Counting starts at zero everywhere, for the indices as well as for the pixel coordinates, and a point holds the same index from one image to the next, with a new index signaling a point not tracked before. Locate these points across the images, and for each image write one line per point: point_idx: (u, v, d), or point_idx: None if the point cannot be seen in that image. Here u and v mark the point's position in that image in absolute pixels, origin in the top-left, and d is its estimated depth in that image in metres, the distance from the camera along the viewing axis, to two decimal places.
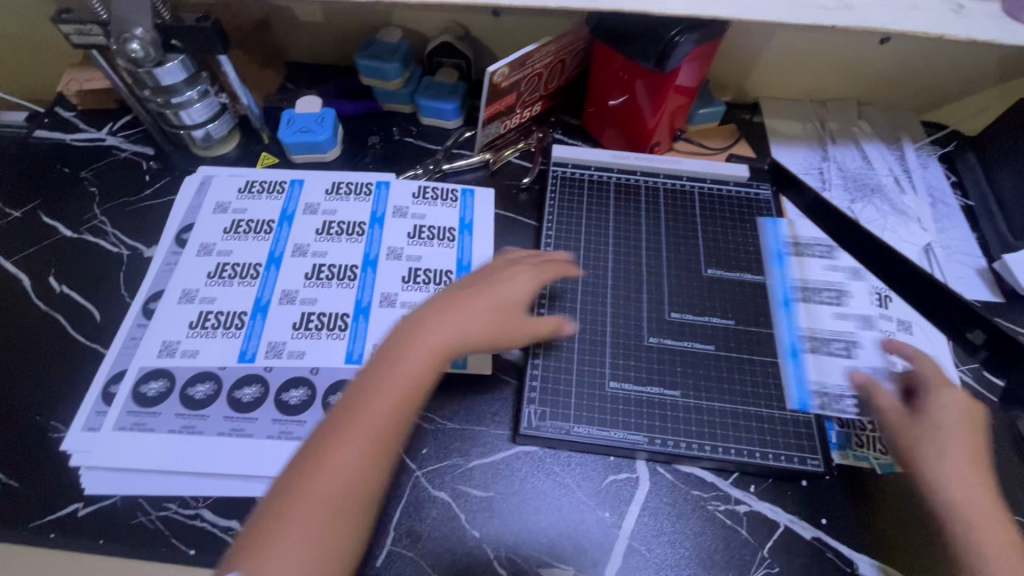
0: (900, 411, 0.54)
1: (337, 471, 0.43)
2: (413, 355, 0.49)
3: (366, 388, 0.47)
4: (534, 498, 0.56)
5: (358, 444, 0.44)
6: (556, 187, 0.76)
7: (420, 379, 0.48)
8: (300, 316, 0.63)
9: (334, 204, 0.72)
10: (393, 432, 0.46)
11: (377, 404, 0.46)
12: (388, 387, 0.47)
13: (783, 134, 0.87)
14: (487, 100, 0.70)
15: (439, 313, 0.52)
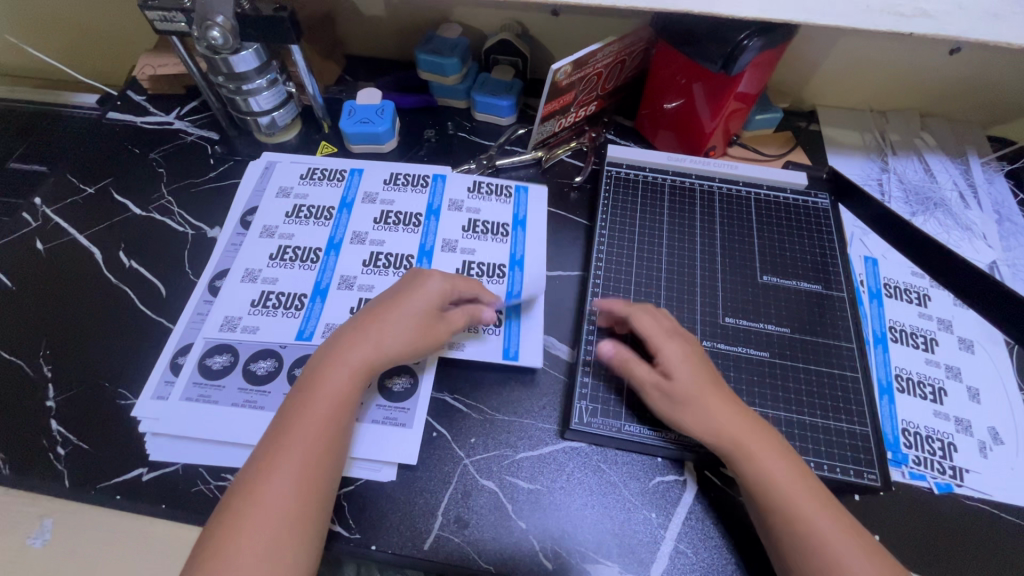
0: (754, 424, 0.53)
1: (276, 483, 0.46)
2: (330, 379, 0.51)
3: (284, 416, 0.49)
4: (581, 493, 0.57)
5: (283, 470, 0.47)
6: (610, 187, 0.76)
7: (344, 401, 0.51)
8: (358, 301, 0.64)
9: (391, 194, 0.74)
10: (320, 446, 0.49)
11: (295, 432, 0.48)
12: (303, 404, 0.50)
13: (840, 143, 0.86)
14: (547, 98, 0.71)
15: (354, 334, 0.54)
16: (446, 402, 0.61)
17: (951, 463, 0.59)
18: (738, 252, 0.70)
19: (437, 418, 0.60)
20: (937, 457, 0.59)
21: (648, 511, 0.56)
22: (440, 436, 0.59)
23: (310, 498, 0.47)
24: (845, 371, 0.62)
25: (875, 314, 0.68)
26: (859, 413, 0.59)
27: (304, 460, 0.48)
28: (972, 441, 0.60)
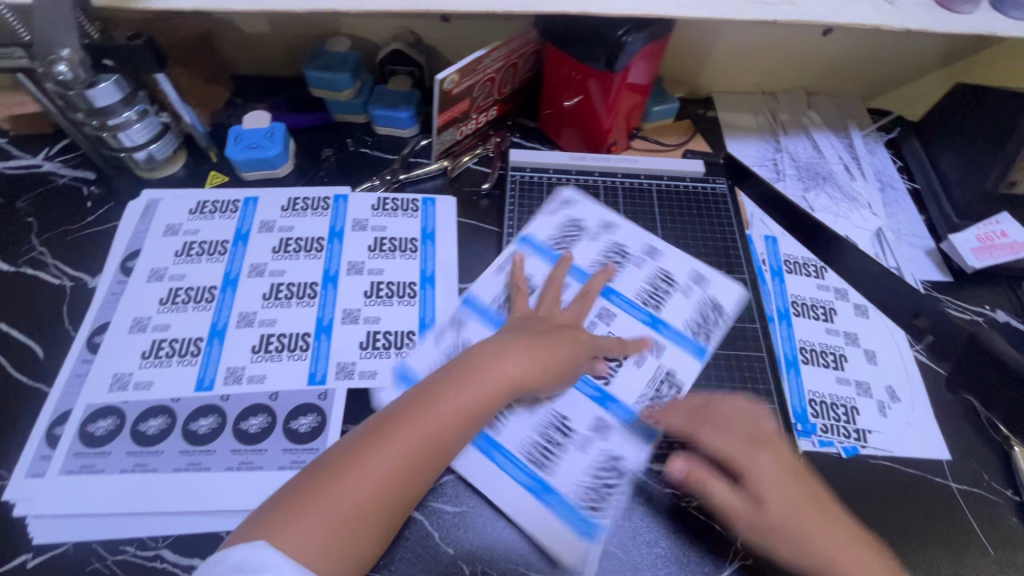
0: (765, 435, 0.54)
1: (354, 489, 0.44)
2: (488, 378, 0.52)
3: (443, 397, 0.50)
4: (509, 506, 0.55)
5: (406, 449, 0.46)
6: (516, 192, 0.75)
7: (496, 397, 0.52)
8: (260, 339, 0.59)
9: (290, 220, 0.69)
10: (417, 466, 0.46)
11: (447, 416, 0.49)
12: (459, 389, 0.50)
13: (736, 127, 0.88)
14: (439, 108, 0.69)
15: (527, 345, 0.55)
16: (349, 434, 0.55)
17: (856, 427, 0.62)
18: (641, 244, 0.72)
19: None
20: (842, 422, 0.62)
21: None
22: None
23: (407, 492, 0.46)
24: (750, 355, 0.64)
25: (779, 290, 0.71)
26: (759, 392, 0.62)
27: (394, 474, 0.45)
28: (871, 402, 0.64)
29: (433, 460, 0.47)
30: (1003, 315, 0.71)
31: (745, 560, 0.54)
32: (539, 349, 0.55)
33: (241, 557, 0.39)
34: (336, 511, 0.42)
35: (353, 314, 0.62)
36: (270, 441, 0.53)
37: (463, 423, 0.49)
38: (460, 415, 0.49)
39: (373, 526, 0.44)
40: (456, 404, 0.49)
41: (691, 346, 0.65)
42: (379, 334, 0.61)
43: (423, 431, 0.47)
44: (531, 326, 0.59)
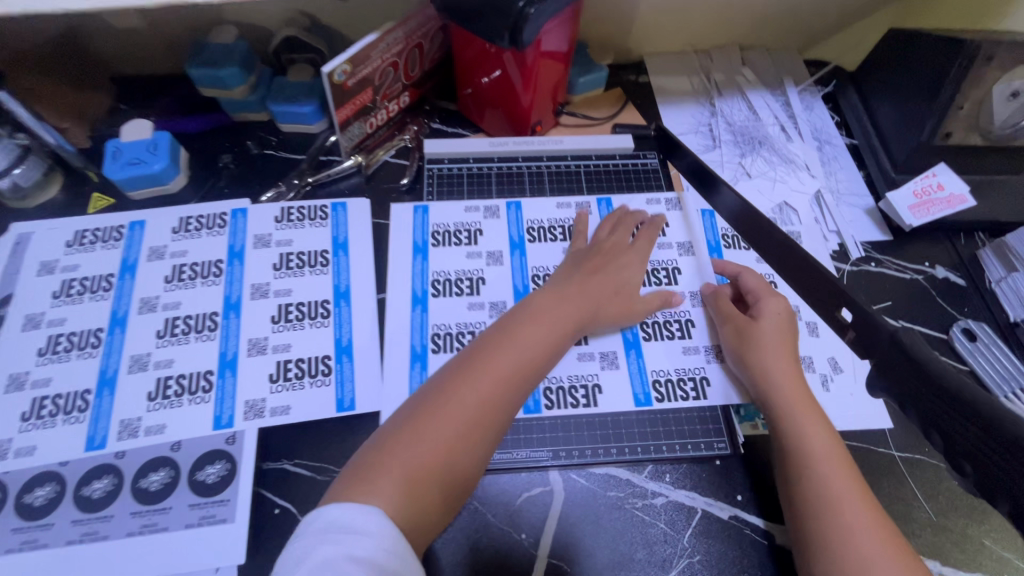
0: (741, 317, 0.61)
1: (431, 438, 0.47)
2: (549, 317, 0.56)
3: (505, 334, 0.54)
4: (450, 533, 0.53)
5: (483, 381, 0.50)
6: (434, 187, 0.71)
7: (560, 334, 0.56)
8: (156, 384, 0.54)
9: (183, 244, 0.62)
10: (489, 416, 0.49)
11: (517, 348, 0.53)
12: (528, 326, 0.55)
13: (670, 92, 0.83)
14: (335, 102, 0.63)
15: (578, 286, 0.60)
16: (285, 469, 0.53)
17: None
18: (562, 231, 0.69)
19: (275, 491, 0.51)
20: None
21: (518, 533, 0.54)
22: (284, 512, 0.50)
23: (489, 421, 0.49)
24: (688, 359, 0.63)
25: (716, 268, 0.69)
26: (694, 384, 0.61)
27: (464, 422, 0.48)
28: (814, 376, 0.62)
29: (501, 408, 0.50)
30: (942, 271, 0.70)
31: (691, 557, 0.53)
32: (600, 292, 0.60)
33: (339, 514, 0.42)
34: (426, 439, 0.47)
35: (260, 344, 0.57)
36: (175, 498, 0.49)
37: (530, 371, 0.53)
38: (524, 364, 0.52)
39: (448, 476, 0.47)
40: (520, 355, 0.53)
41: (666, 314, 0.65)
42: (291, 364, 0.56)
43: (492, 382, 0.50)
44: (596, 260, 0.63)
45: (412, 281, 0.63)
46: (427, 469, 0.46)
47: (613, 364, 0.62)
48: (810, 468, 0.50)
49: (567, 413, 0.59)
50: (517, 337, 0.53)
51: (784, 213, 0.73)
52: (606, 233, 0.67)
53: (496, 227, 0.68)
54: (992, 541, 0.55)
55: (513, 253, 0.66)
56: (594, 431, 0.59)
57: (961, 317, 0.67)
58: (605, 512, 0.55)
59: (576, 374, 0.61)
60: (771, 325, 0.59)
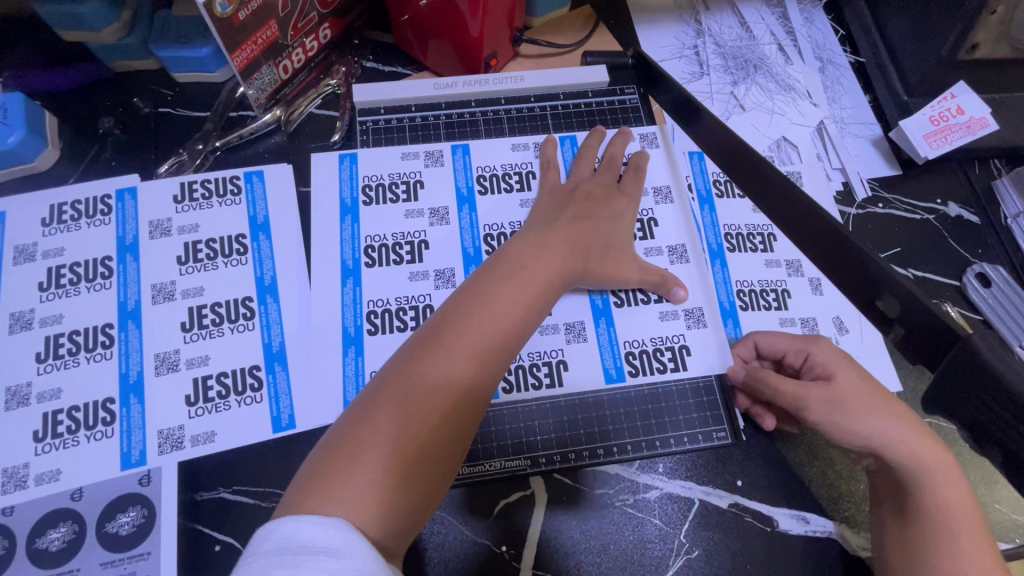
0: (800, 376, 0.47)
1: (398, 434, 0.36)
2: (531, 269, 0.45)
3: (479, 292, 0.43)
4: (421, 554, 0.46)
5: (455, 356, 0.39)
6: (369, 144, 0.59)
7: (546, 288, 0.45)
8: (43, 422, 0.44)
9: (58, 240, 0.50)
10: (475, 386, 0.39)
11: (495, 307, 0.42)
12: (503, 280, 0.43)
13: (648, 8, 0.70)
14: (225, 43, 0.49)
15: (560, 233, 0.49)
16: (222, 498, 0.45)
17: None
18: (518, 179, 0.58)
19: (212, 526, 0.44)
20: None
21: (497, 545, 0.47)
22: (226, 548, 0.43)
23: (465, 403, 0.39)
24: (679, 320, 0.54)
25: (709, 221, 0.59)
26: (673, 354, 0.53)
27: (444, 395, 0.38)
28: None
29: (486, 374, 0.40)
30: (954, 208, 0.63)
31: (689, 553, 0.48)
32: (588, 242, 0.50)
33: (289, 529, 0.31)
34: (387, 435, 0.36)
35: (170, 360, 0.46)
36: (83, 556, 0.41)
37: (519, 324, 0.42)
38: (511, 318, 0.42)
39: (430, 467, 0.37)
40: (505, 309, 0.42)
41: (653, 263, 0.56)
42: (211, 381, 0.47)
43: (475, 346, 0.40)
44: (582, 205, 0.52)
45: (339, 249, 0.53)
46: (392, 474, 0.35)
47: (578, 338, 0.53)
48: (920, 483, 0.42)
49: (537, 393, 0.51)
50: (499, 286, 0.43)
51: (782, 150, 0.64)
52: (587, 173, 0.56)
53: (443, 181, 0.57)
54: (1001, 504, 0.51)
55: (461, 209, 0.56)
56: (566, 416, 0.51)
57: (974, 259, 0.60)
58: (592, 513, 0.49)
59: (537, 351, 0.52)
60: (847, 375, 0.46)
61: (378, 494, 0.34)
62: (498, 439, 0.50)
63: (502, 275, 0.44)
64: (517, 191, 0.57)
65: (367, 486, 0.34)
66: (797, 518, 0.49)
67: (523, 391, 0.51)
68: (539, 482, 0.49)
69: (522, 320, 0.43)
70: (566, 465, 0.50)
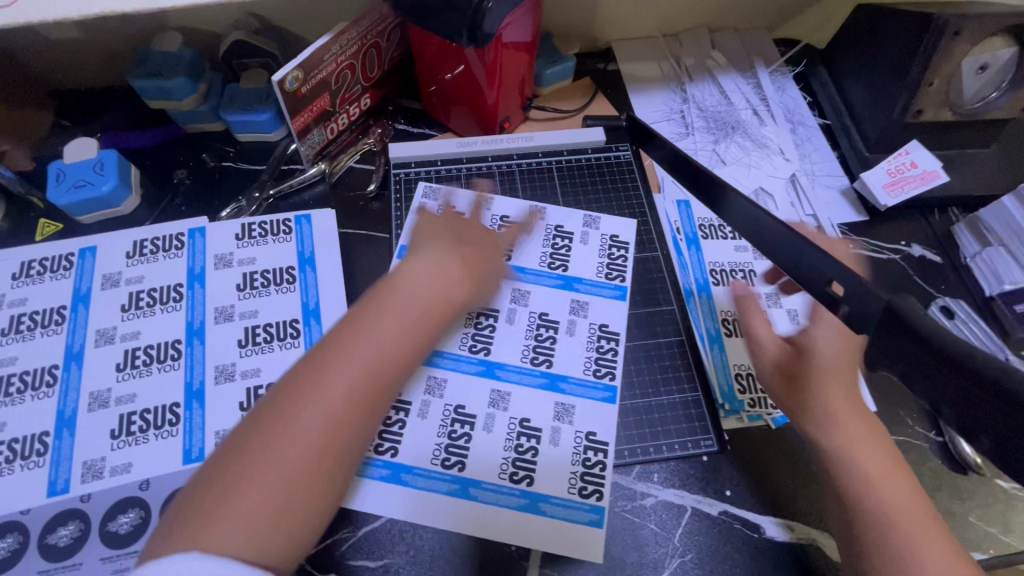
0: (778, 343, 0.57)
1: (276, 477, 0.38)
2: (362, 353, 0.45)
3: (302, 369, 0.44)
4: (416, 543, 0.51)
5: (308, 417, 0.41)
6: (401, 193, 0.68)
7: (384, 370, 0.46)
8: (119, 421, 0.51)
9: (139, 269, 0.59)
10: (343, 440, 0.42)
11: (330, 385, 0.43)
12: (333, 357, 0.45)
13: (640, 79, 0.81)
14: (289, 112, 0.61)
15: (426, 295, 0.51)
16: None
17: None
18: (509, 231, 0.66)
19: None
20: None
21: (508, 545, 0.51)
22: None
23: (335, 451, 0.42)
24: (667, 337, 0.63)
25: (695, 260, 0.67)
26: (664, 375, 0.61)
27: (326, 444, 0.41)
28: None
29: (347, 435, 0.43)
30: (918, 249, 0.70)
31: (684, 556, 0.52)
32: (448, 315, 0.53)
33: (177, 567, 0.33)
34: (273, 478, 0.39)
35: (228, 371, 0.54)
36: (146, 539, 0.47)
37: (385, 386, 0.46)
38: (335, 395, 0.43)
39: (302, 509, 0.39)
40: (336, 385, 0.43)
41: (612, 287, 0.64)
42: (262, 390, 0.54)
43: (308, 418, 0.41)
44: (471, 233, 0.61)
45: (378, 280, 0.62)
46: (270, 512, 0.38)
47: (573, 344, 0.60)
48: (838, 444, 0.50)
49: (557, 398, 0.57)
50: (370, 330, 0.47)
51: (760, 198, 0.72)
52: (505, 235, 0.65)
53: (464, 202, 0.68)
54: (976, 517, 0.56)
55: None
56: (586, 420, 0.56)
57: (938, 294, 0.67)
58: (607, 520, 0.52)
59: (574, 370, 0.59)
60: (828, 340, 0.55)
61: (259, 527, 0.37)
62: (528, 442, 0.55)
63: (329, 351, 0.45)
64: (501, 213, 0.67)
65: (249, 521, 0.37)
66: (781, 527, 0.54)
67: (545, 395, 0.57)
68: (563, 481, 0.53)
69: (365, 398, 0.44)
70: (585, 467, 0.54)
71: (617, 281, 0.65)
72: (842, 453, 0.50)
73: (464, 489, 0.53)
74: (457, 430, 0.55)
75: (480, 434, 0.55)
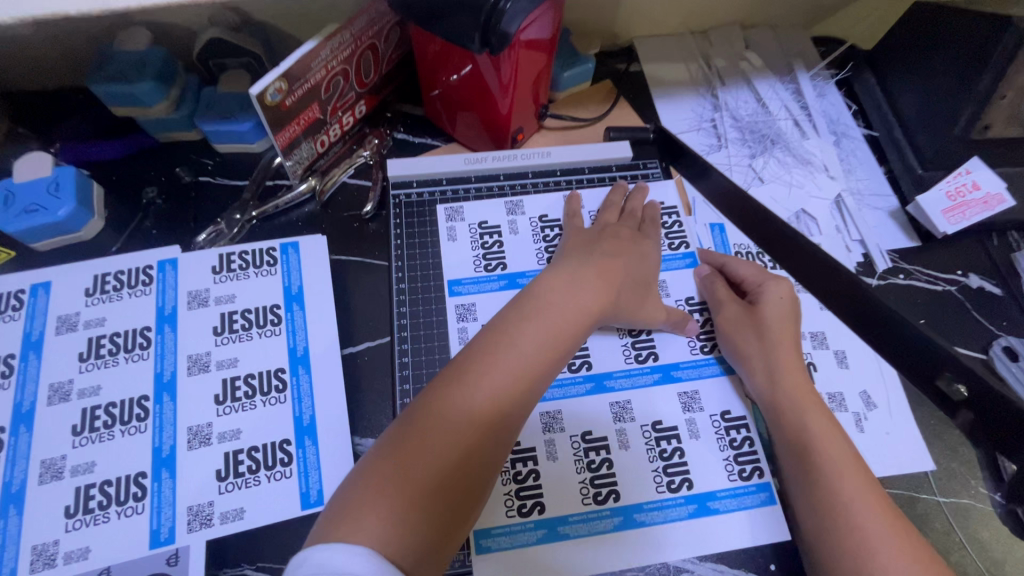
0: (735, 303, 0.56)
1: (431, 461, 0.37)
2: (560, 310, 0.45)
3: (515, 316, 0.44)
4: None
5: (497, 381, 0.40)
6: (401, 215, 0.60)
7: (574, 323, 0.45)
8: (75, 496, 0.44)
9: (99, 310, 0.51)
10: (496, 432, 0.39)
11: (526, 340, 0.42)
12: (543, 308, 0.45)
13: (666, 83, 0.73)
14: (272, 128, 0.52)
15: (561, 276, 0.48)
16: None
17: None
18: (549, 231, 0.61)
19: None
20: None
21: None
22: None
23: (490, 441, 0.39)
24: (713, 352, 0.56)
25: None
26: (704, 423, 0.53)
27: (473, 440, 0.38)
28: (846, 416, 0.55)
29: (498, 425, 0.40)
30: (976, 280, 0.63)
31: None
32: (623, 280, 0.51)
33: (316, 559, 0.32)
34: (419, 470, 0.37)
35: (203, 433, 0.47)
36: None
37: (540, 366, 0.42)
38: (540, 349, 0.43)
39: (455, 500, 0.37)
40: (533, 341, 0.43)
41: (681, 257, 0.61)
42: (242, 456, 0.47)
43: (501, 379, 0.40)
44: (612, 242, 0.54)
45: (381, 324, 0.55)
46: (421, 504, 0.36)
47: (677, 332, 0.56)
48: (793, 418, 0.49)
49: (610, 399, 0.53)
50: (528, 325, 0.43)
51: (802, 222, 0.65)
52: (613, 218, 0.59)
53: (489, 209, 0.62)
54: None
55: (499, 279, 0.58)
56: (647, 413, 0.53)
57: (999, 332, 0.61)
58: (724, 508, 0.50)
59: (627, 395, 0.53)
60: (772, 309, 0.55)
61: (406, 525, 0.35)
62: (598, 457, 0.51)
63: (531, 310, 0.45)
64: (537, 214, 0.62)
65: (401, 519, 0.35)
66: None
67: (596, 401, 0.53)
68: (647, 482, 0.50)
69: (546, 361, 0.43)
70: (736, 447, 0.52)
71: (683, 249, 0.61)
72: (796, 410, 0.50)
73: (553, 530, 0.48)
74: (519, 471, 0.50)
75: (545, 464, 0.50)
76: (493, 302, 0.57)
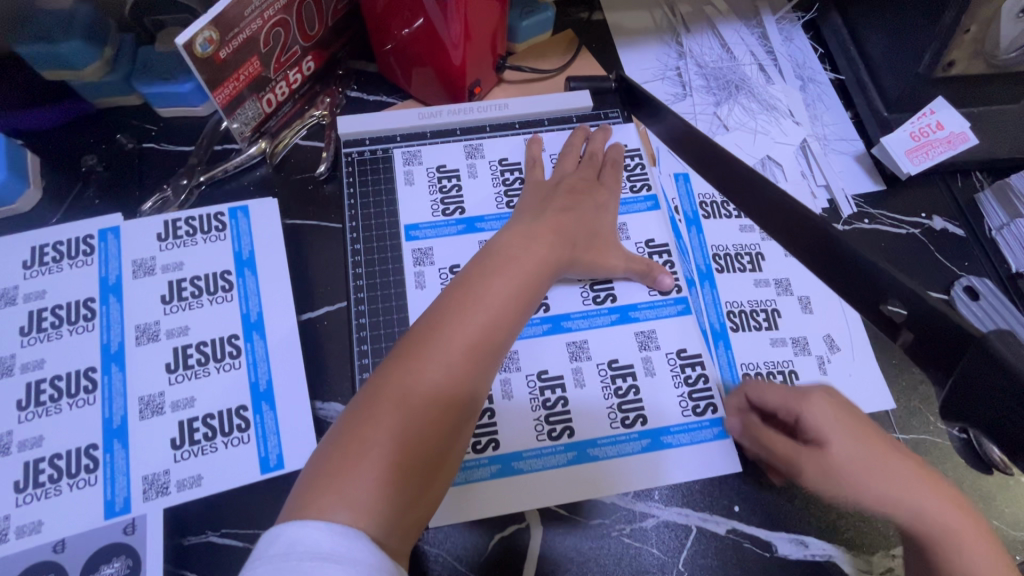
0: None
1: (405, 426, 0.35)
2: (522, 267, 0.44)
3: (477, 275, 0.42)
4: None
5: (465, 341, 0.39)
6: (353, 175, 0.58)
7: (536, 281, 0.44)
8: (24, 471, 0.43)
9: (39, 282, 0.49)
10: (469, 390, 0.38)
11: (491, 299, 0.41)
12: (506, 267, 0.44)
13: (629, 31, 0.70)
14: (207, 81, 0.50)
15: (519, 236, 0.47)
16: (211, 541, 0.44)
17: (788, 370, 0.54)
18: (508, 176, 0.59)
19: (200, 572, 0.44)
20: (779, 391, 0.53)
21: None
22: None
23: (461, 402, 0.38)
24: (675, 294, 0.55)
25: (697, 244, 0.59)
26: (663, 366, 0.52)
27: (445, 401, 0.37)
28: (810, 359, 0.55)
29: (469, 384, 0.38)
30: (940, 222, 0.63)
31: None
32: (576, 232, 0.50)
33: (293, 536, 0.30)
34: (391, 437, 0.35)
35: (155, 402, 0.46)
36: None
37: (506, 328, 0.41)
38: (506, 307, 0.41)
39: (429, 464, 0.36)
40: (499, 299, 0.41)
41: (643, 201, 0.59)
42: (197, 423, 0.46)
43: (469, 338, 0.39)
44: (566, 199, 0.53)
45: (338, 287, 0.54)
46: (395, 471, 0.34)
47: (642, 283, 0.54)
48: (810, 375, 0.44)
49: (566, 339, 0.51)
50: (493, 282, 0.42)
51: (767, 168, 0.64)
52: (569, 166, 0.57)
53: (446, 156, 0.60)
54: (999, 520, 0.51)
55: (456, 224, 0.57)
56: (604, 351, 0.51)
57: (961, 273, 0.61)
58: (677, 443, 0.49)
59: (586, 335, 0.52)
60: None
61: (383, 492, 0.33)
62: (554, 395, 0.49)
63: (493, 268, 0.43)
64: (497, 158, 0.60)
65: (376, 486, 0.33)
66: (798, 543, 0.47)
67: (552, 343, 0.51)
68: (602, 418, 0.49)
69: (511, 319, 0.42)
70: (690, 384, 0.51)
71: (645, 192, 0.60)
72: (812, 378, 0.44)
73: (507, 466, 0.47)
74: None
75: (500, 402, 0.49)
76: (452, 247, 0.55)
